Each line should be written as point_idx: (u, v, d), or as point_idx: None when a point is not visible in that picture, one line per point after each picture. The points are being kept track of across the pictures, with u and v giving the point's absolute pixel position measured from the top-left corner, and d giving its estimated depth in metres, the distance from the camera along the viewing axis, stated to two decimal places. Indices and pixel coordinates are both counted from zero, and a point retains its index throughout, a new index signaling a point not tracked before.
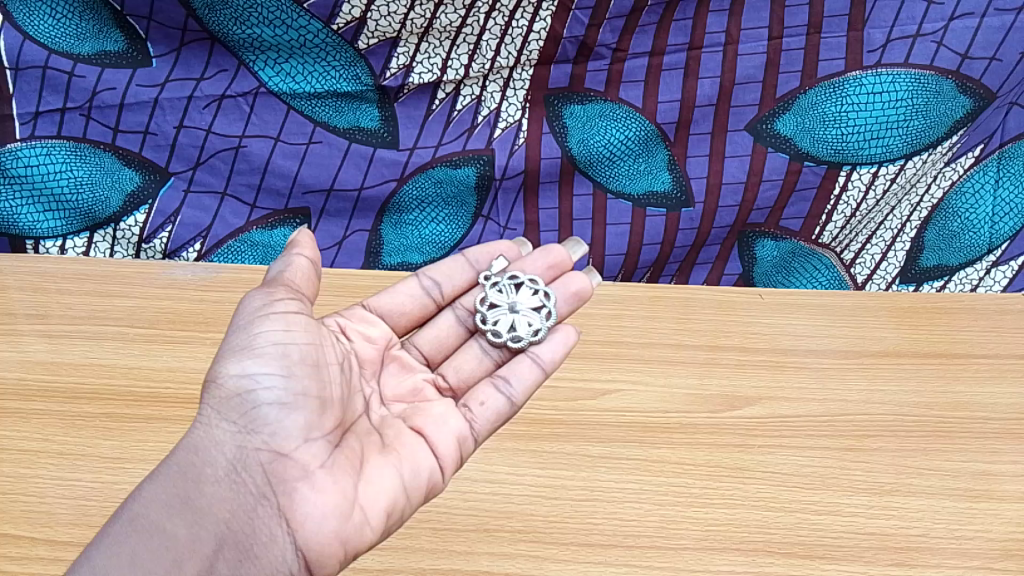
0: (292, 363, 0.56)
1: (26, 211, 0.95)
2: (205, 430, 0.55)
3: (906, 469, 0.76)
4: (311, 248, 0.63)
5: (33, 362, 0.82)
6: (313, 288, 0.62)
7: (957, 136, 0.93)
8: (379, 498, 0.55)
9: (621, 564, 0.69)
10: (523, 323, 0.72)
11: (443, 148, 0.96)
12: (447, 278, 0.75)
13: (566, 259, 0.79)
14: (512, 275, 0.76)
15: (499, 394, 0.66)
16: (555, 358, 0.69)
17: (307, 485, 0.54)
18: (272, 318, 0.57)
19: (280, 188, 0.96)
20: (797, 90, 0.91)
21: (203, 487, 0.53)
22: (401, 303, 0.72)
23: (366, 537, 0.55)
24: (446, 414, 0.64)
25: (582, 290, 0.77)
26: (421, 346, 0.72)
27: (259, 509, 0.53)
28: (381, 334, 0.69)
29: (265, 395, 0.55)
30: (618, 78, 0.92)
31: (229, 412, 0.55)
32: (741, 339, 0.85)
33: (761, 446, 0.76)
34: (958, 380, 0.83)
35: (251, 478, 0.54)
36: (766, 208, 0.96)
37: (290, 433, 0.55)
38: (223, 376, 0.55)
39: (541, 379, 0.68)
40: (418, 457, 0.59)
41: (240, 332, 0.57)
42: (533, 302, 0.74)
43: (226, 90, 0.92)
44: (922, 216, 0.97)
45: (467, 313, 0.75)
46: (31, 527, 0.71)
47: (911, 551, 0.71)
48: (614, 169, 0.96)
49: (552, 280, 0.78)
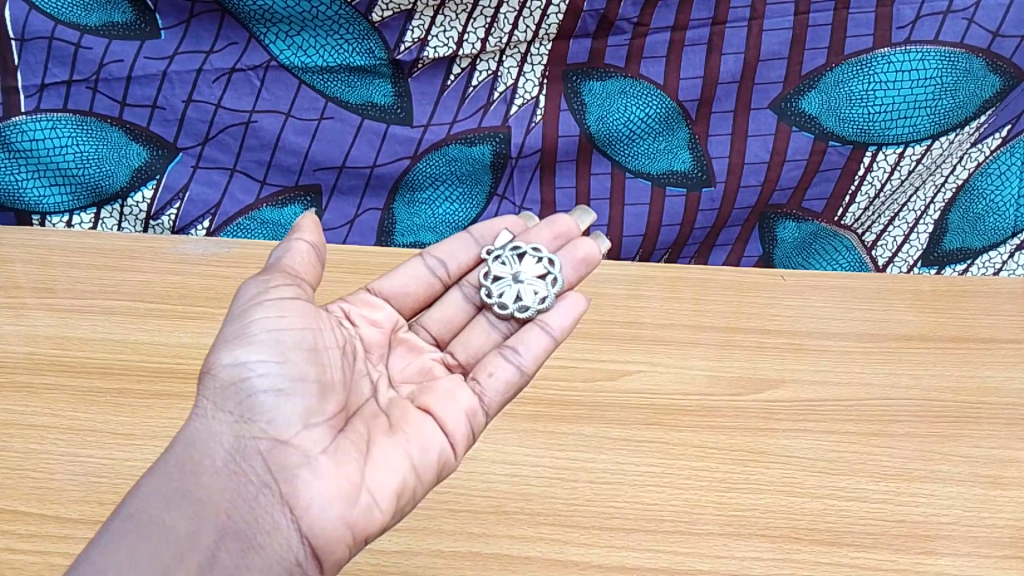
0: (288, 348, 0.54)
1: (31, 185, 0.93)
2: (202, 422, 0.53)
3: (934, 455, 0.74)
4: (314, 233, 0.60)
5: (40, 336, 0.80)
6: (315, 273, 0.60)
7: (985, 116, 0.90)
8: (386, 479, 0.53)
9: (645, 549, 0.67)
10: (529, 293, 0.69)
11: (458, 125, 0.93)
12: (451, 257, 0.72)
13: (573, 228, 0.76)
14: (515, 246, 0.72)
15: (509, 364, 0.62)
16: (565, 326, 0.65)
17: (310, 471, 0.52)
18: (266, 305, 0.55)
19: (290, 164, 0.93)
20: (823, 67, 0.88)
21: (202, 478, 0.51)
22: (404, 284, 0.69)
23: (376, 520, 0.52)
24: (453, 388, 0.60)
25: (590, 255, 0.73)
26: (429, 327, 0.69)
27: (261, 498, 0.51)
28: (387, 318, 0.67)
29: (260, 383, 0.53)
30: (638, 54, 0.89)
31: (225, 401, 0.53)
32: (762, 321, 0.82)
33: (783, 430, 0.74)
34: (985, 365, 0.80)
35: (251, 469, 0.51)
36: (789, 188, 0.93)
37: (289, 419, 0.52)
38: (217, 365, 0.53)
39: (551, 346, 0.64)
40: (427, 434, 0.57)
41: (233, 321, 0.55)
42: (537, 271, 0.71)
43: (236, 63, 0.90)
44: (946, 197, 0.95)
45: (475, 289, 0.71)
46: (40, 503, 0.70)
47: (938, 538, 0.69)
48: (635, 147, 0.94)
49: (558, 250, 0.74)
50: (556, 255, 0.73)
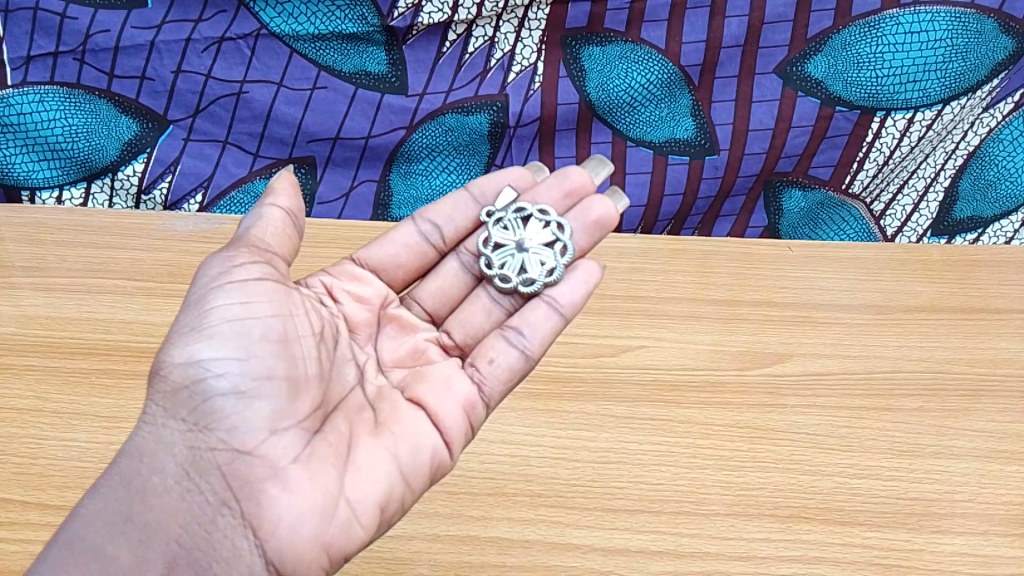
0: (252, 342, 0.51)
1: (20, 160, 0.91)
2: (152, 430, 0.51)
3: (947, 431, 0.72)
4: (289, 198, 0.58)
5: (27, 317, 0.78)
6: (290, 246, 0.58)
7: (998, 79, 0.87)
8: (369, 489, 0.51)
9: (650, 531, 0.66)
10: (535, 263, 0.65)
11: (454, 94, 0.90)
12: (448, 220, 0.69)
13: (586, 184, 0.71)
14: (519, 208, 0.69)
15: (512, 348, 0.60)
16: (575, 300, 0.63)
17: (278, 484, 0.49)
18: (227, 289, 0.53)
19: (283, 136, 0.91)
20: (830, 30, 0.85)
21: (150, 499, 0.49)
22: (394, 255, 0.67)
23: (355, 536, 0.50)
24: (449, 377, 0.59)
25: (603, 217, 0.68)
26: (423, 301, 0.67)
27: (219, 520, 0.49)
28: (374, 293, 0.65)
29: (219, 385, 0.50)
30: (639, 18, 0.86)
31: (178, 408, 0.51)
32: (768, 294, 0.80)
33: (792, 405, 0.73)
34: (998, 336, 0.78)
35: (208, 484, 0.49)
36: (794, 155, 0.91)
37: (252, 425, 0.50)
38: (169, 366, 0.51)
39: (558, 326, 0.62)
40: (419, 433, 0.55)
41: (190, 312, 0.52)
42: (544, 237, 0.67)
43: (225, 32, 0.87)
44: (957, 164, 0.92)
45: (472, 258, 0.69)
46: (23, 490, 0.67)
47: (954, 517, 0.67)
48: (635, 116, 0.91)
49: (568, 210, 0.70)
50: (564, 217, 0.69)
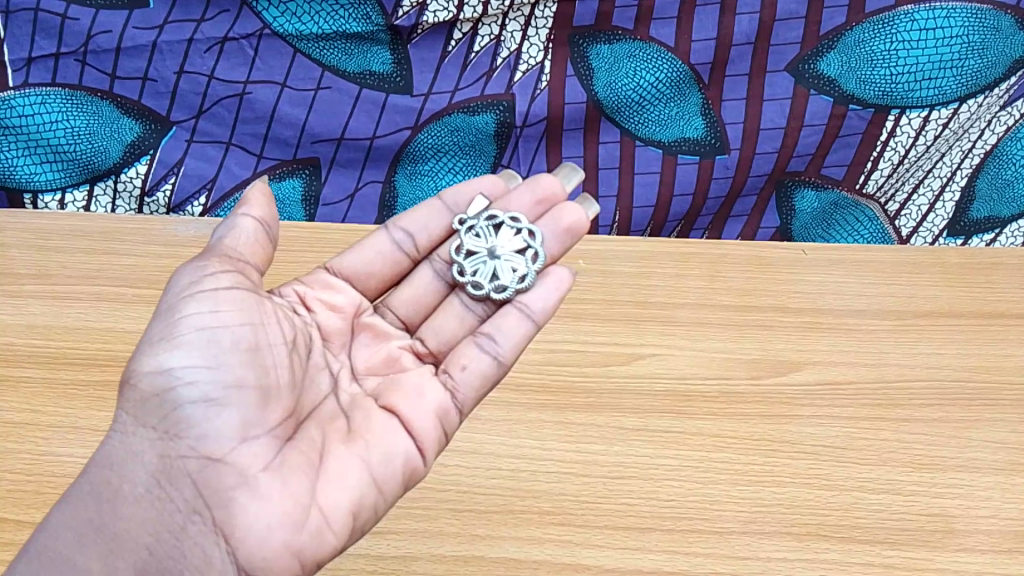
0: (222, 350, 0.50)
1: (22, 163, 0.90)
2: (123, 439, 0.50)
3: (970, 445, 0.70)
4: (265, 210, 0.57)
5: (28, 326, 0.77)
6: (264, 255, 0.56)
7: (1016, 77, 0.85)
8: (339, 497, 0.50)
9: (661, 550, 0.64)
10: (506, 270, 0.64)
11: (460, 93, 0.89)
12: (421, 229, 0.67)
13: (558, 191, 0.69)
14: (491, 215, 0.67)
15: (484, 355, 0.58)
16: (547, 307, 0.61)
17: (248, 493, 0.48)
18: (198, 297, 0.51)
19: (287, 137, 0.90)
20: (842, 26, 0.84)
21: (119, 509, 0.48)
22: (368, 263, 0.65)
23: (327, 545, 0.49)
24: (422, 385, 0.57)
25: (576, 224, 0.67)
26: (396, 308, 0.65)
27: (190, 528, 0.48)
28: (348, 301, 0.63)
29: (188, 394, 0.49)
30: (648, 15, 0.85)
31: (148, 416, 0.49)
32: (781, 299, 0.79)
33: (808, 417, 0.71)
34: (1018, 343, 0.77)
35: (178, 492, 0.48)
36: (807, 154, 0.89)
37: (222, 433, 0.49)
38: (138, 375, 0.50)
39: (532, 331, 0.60)
40: (391, 440, 0.53)
41: (161, 320, 0.51)
42: (516, 244, 0.66)
43: (228, 32, 0.86)
44: (974, 163, 0.90)
45: (446, 265, 0.67)
46: (18, 509, 0.66)
47: (979, 534, 0.66)
48: (644, 115, 0.89)
49: (541, 217, 0.68)
50: (536, 224, 0.67)
